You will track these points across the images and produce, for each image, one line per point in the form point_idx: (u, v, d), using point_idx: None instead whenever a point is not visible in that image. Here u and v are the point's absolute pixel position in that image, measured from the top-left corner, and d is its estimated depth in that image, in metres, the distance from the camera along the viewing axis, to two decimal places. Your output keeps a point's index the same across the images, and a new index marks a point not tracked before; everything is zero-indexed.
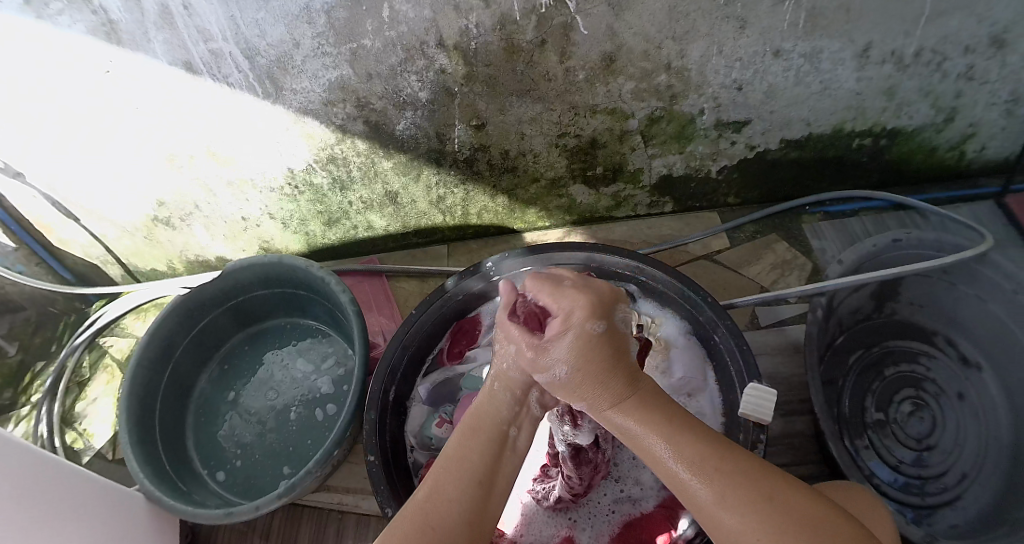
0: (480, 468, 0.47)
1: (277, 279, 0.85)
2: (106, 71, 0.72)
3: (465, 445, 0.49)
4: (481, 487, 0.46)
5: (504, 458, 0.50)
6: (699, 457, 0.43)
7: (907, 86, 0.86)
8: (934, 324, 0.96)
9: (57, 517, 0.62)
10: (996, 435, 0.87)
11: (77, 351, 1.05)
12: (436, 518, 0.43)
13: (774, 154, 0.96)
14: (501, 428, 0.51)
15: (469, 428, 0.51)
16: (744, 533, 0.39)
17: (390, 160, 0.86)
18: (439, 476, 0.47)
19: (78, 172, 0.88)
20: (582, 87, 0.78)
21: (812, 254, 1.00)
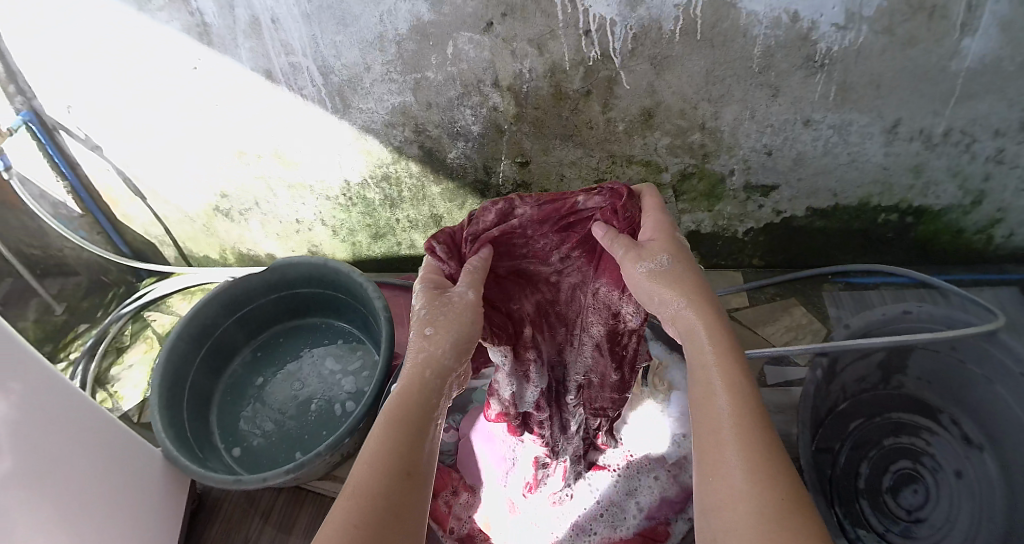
0: (406, 456, 0.43)
1: (318, 279, 0.91)
2: (195, 67, 0.81)
3: (387, 435, 0.44)
4: (406, 480, 0.42)
5: (427, 441, 0.46)
6: (749, 412, 0.42)
7: (935, 165, 0.90)
8: (942, 402, 0.96)
9: (82, 457, 0.68)
10: (991, 517, 0.86)
11: (121, 319, 1.13)
12: (360, 511, 0.38)
13: (800, 221, 1.00)
14: (426, 415, 0.48)
15: (399, 410, 0.47)
16: (756, 490, 0.37)
17: (439, 186, 0.92)
18: (365, 466, 0.42)
19: (151, 154, 0.96)
20: (620, 137, 0.84)
21: (827, 319, 1.03)
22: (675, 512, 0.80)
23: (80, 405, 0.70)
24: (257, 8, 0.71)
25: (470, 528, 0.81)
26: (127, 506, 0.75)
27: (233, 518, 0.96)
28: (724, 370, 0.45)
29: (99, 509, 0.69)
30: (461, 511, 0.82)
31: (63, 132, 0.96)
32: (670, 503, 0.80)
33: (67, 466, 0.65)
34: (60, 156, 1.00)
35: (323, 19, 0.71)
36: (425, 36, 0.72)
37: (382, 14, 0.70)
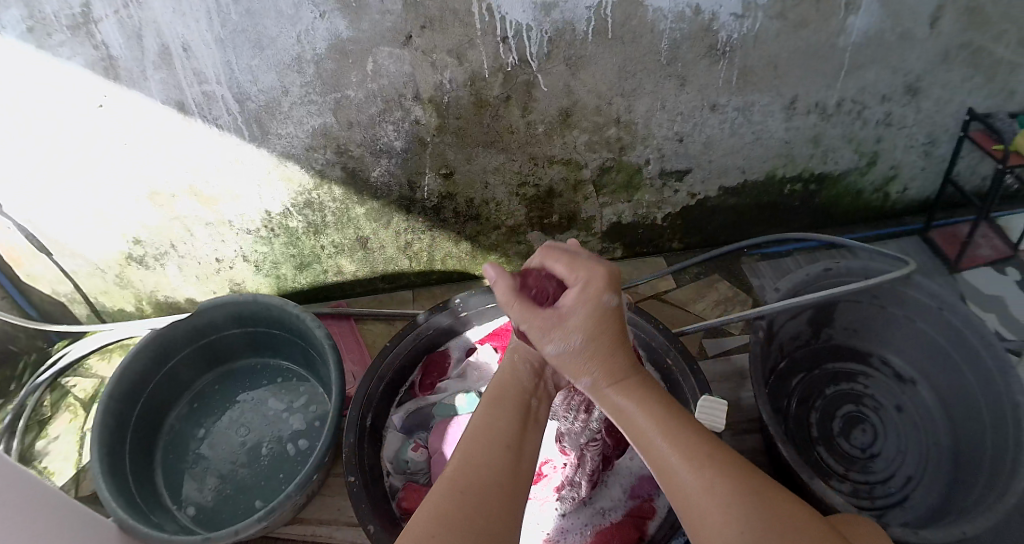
0: (505, 430, 0.49)
1: (253, 317, 0.88)
2: (99, 104, 0.75)
3: (491, 420, 0.50)
4: (510, 447, 0.47)
5: (529, 424, 0.52)
6: (670, 426, 0.45)
7: (831, 134, 0.97)
8: (868, 347, 1.08)
9: None
10: (934, 440, 0.98)
11: (38, 389, 1.05)
12: (474, 478, 0.42)
13: (714, 201, 1.05)
14: (524, 397, 0.55)
15: (504, 401, 0.53)
16: (698, 480, 0.39)
17: (364, 206, 0.91)
18: (468, 448, 0.46)
19: (55, 206, 0.89)
20: (540, 139, 0.86)
21: (752, 291, 1.09)
22: (656, 485, 0.82)
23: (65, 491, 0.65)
24: (165, 34, 0.67)
25: None
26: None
27: None
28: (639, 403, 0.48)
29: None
30: None
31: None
32: (649, 478, 0.83)
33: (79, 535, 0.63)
34: None
35: (238, 42, 0.69)
36: (344, 54, 0.71)
37: (300, 33, 0.68)
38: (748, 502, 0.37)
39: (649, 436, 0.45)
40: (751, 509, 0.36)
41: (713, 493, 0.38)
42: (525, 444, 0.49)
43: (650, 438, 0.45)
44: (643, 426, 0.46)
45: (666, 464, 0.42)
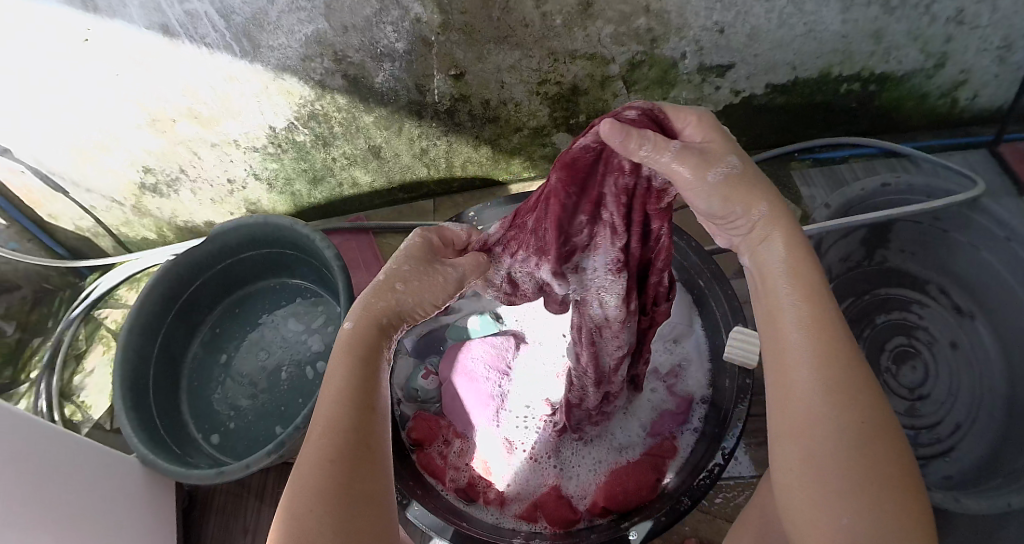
0: (366, 383, 0.42)
1: (264, 240, 0.85)
2: (85, 38, 0.71)
3: (343, 364, 0.43)
4: (368, 402, 0.41)
5: (381, 366, 0.45)
6: (829, 331, 0.40)
7: (895, 29, 0.84)
8: (927, 273, 0.95)
9: (49, 479, 0.66)
10: (990, 387, 0.87)
11: (74, 323, 1.05)
12: (334, 446, 0.37)
13: (760, 99, 0.94)
14: (381, 336, 0.47)
15: (351, 346, 0.44)
16: (821, 411, 0.38)
17: (371, 114, 0.85)
18: (326, 398, 0.40)
19: (61, 145, 0.88)
20: (560, 32, 0.75)
21: (800, 200, 0.98)
22: (680, 423, 0.74)
23: (37, 427, 0.68)
24: None
25: (470, 476, 0.74)
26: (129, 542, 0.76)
27: (226, 507, 0.91)
28: (805, 300, 0.42)
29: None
30: (455, 460, 0.75)
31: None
32: (672, 414, 0.75)
33: (69, 508, 0.67)
34: None
35: None
36: None
37: None
38: (867, 471, 0.35)
39: (784, 306, 0.42)
40: (855, 462, 0.36)
41: (836, 425, 0.37)
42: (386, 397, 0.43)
43: (783, 311, 0.42)
44: (788, 304, 0.42)
45: (793, 351, 0.40)
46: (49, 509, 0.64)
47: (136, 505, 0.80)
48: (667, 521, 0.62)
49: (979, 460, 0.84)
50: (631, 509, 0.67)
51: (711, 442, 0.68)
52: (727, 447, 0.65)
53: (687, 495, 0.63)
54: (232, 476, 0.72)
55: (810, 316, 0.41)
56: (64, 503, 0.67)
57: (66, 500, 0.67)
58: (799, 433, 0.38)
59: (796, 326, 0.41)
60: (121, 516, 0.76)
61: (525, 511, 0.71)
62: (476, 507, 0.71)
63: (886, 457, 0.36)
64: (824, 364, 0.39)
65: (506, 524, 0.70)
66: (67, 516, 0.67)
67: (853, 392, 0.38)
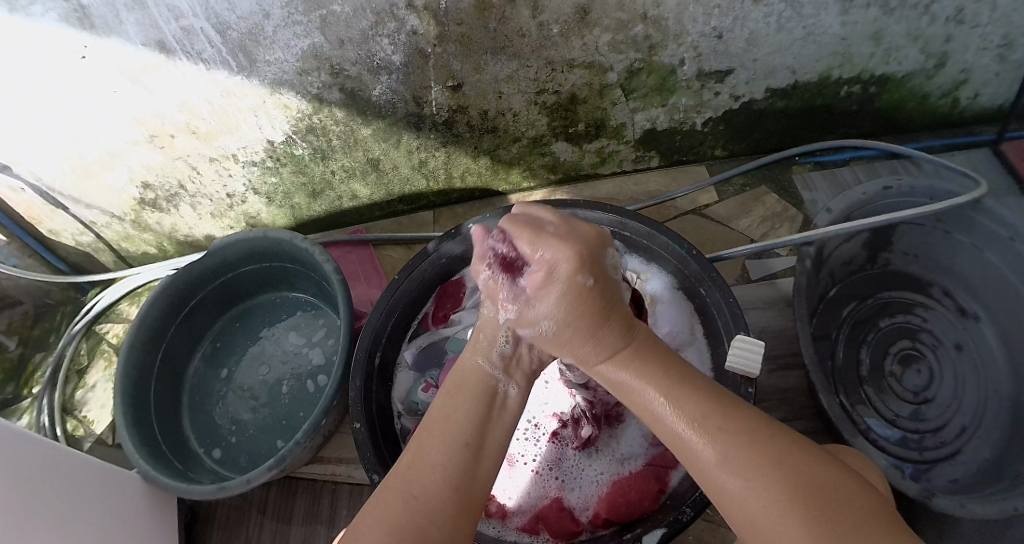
0: (464, 429, 0.46)
1: (264, 253, 0.84)
2: (82, 56, 0.71)
3: (450, 405, 0.48)
4: (470, 449, 0.45)
5: (493, 415, 0.49)
6: (692, 407, 0.43)
7: (895, 31, 0.83)
8: (927, 275, 0.95)
9: (43, 497, 0.65)
10: (997, 388, 0.86)
11: (75, 338, 1.05)
12: (420, 482, 0.42)
13: (760, 104, 0.93)
14: (489, 384, 0.51)
15: (475, 398, 0.49)
16: (733, 478, 0.39)
17: (369, 126, 0.84)
18: (425, 437, 0.45)
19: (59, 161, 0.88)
20: (557, 42, 0.74)
21: (803, 205, 0.97)
22: None
23: (28, 443, 0.66)
24: None
25: None
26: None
27: (228, 521, 0.91)
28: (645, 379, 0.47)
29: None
30: None
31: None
32: None
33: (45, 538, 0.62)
34: None
35: None
36: None
37: None
38: (791, 482, 0.37)
39: (646, 403, 0.46)
40: (784, 504, 0.36)
41: (753, 486, 0.38)
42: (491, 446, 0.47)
43: (650, 404, 0.45)
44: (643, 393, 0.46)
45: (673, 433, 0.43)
46: (35, 534, 0.61)
47: (133, 519, 0.79)
48: (671, 532, 0.60)
49: (983, 462, 0.82)
50: (633, 522, 0.65)
51: None
52: None
53: (690, 506, 0.61)
54: (234, 492, 0.71)
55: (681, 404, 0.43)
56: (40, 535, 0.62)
57: (47, 528, 0.63)
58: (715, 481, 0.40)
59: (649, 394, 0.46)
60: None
61: (527, 523, 0.70)
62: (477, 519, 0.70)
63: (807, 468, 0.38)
64: (704, 433, 0.41)
65: (508, 538, 0.69)
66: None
67: (743, 450, 0.39)
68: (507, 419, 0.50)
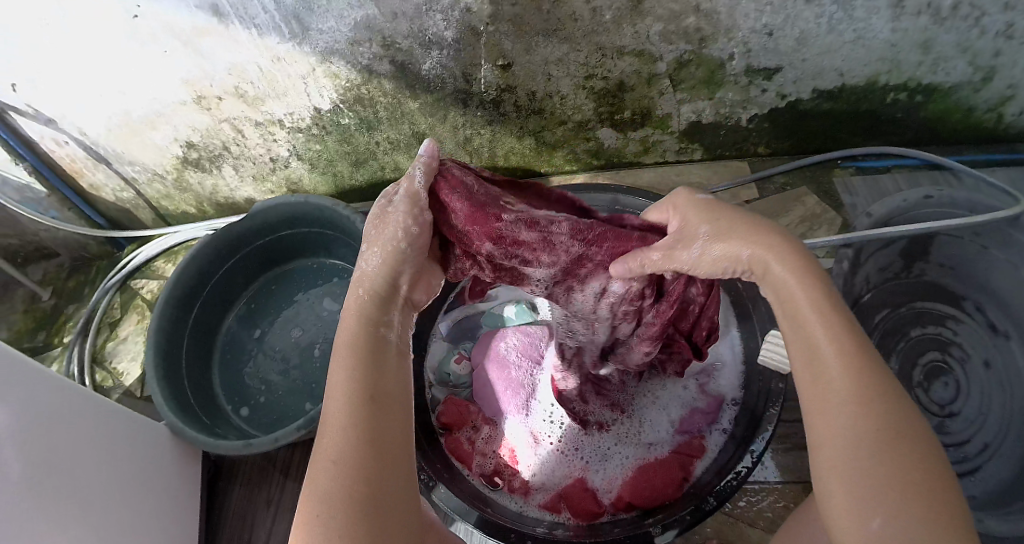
0: (364, 386, 0.45)
1: (303, 219, 0.86)
2: (134, 15, 0.73)
3: (339, 366, 0.46)
4: (368, 402, 0.44)
5: (380, 361, 0.48)
6: (850, 346, 0.44)
7: (944, 40, 0.81)
8: (963, 289, 0.93)
9: (63, 439, 0.65)
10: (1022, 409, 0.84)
11: (109, 291, 1.07)
12: (330, 462, 0.41)
13: (806, 104, 0.92)
14: (374, 329, 0.50)
15: (357, 350, 0.47)
16: (853, 417, 0.41)
17: (417, 100, 0.85)
18: (331, 410, 0.44)
19: (104, 116, 0.90)
20: (609, 28, 0.74)
21: (841, 208, 0.97)
22: (710, 423, 0.73)
23: (50, 385, 0.66)
24: None
25: (496, 464, 0.74)
26: (130, 529, 0.73)
27: (251, 478, 0.93)
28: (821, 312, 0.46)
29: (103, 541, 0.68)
30: (483, 447, 0.75)
31: (13, 113, 0.90)
32: (703, 413, 0.73)
33: (63, 490, 0.63)
34: (11, 136, 0.94)
35: None
36: None
37: None
38: (898, 456, 0.39)
39: (804, 313, 0.47)
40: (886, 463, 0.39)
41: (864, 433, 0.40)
42: (394, 390, 0.46)
43: (804, 314, 0.46)
44: (808, 313, 0.46)
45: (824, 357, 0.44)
46: (51, 475, 0.62)
47: (155, 467, 0.81)
48: (691, 521, 0.63)
49: (1004, 480, 0.81)
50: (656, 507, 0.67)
51: (739, 445, 0.69)
52: (756, 453, 0.67)
53: (712, 496, 0.65)
54: (260, 448, 0.73)
55: (842, 336, 0.44)
56: (59, 489, 0.63)
57: (64, 470, 0.64)
58: (829, 417, 0.42)
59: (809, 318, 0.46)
60: (119, 498, 0.72)
61: (549, 501, 0.71)
62: (501, 493, 0.72)
63: (923, 460, 0.39)
64: (852, 370, 0.42)
65: (531, 513, 0.70)
66: (61, 503, 0.62)
67: (878, 407, 0.41)
68: (400, 355, 0.50)
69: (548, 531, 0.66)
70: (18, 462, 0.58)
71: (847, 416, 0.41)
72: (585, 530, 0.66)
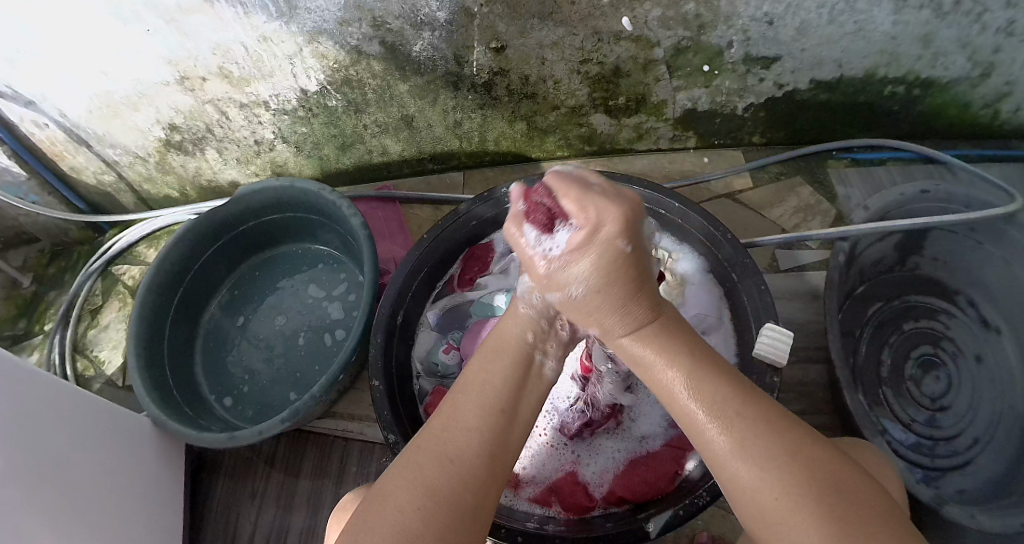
0: (501, 395, 0.46)
1: (289, 204, 0.83)
2: None
3: (489, 368, 0.48)
4: (504, 417, 0.45)
5: (528, 384, 0.48)
6: (720, 397, 0.41)
7: (946, 34, 0.79)
8: (956, 282, 0.92)
9: (39, 432, 0.63)
10: (1012, 403, 0.84)
11: (92, 277, 1.04)
12: (430, 464, 0.40)
13: (803, 94, 0.90)
14: (528, 350, 0.50)
15: (518, 371, 0.48)
16: (752, 474, 0.37)
17: (407, 82, 0.82)
18: (453, 406, 0.45)
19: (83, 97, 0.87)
20: (606, 13, 0.71)
21: (836, 200, 0.96)
22: None
23: (24, 374, 0.63)
24: None
25: None
26: (119, 520, 0.72)
27: (235, 470, 0.91)
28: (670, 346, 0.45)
29: (93, 531, 0.67)
30: None
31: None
32: None
33: (37, 486, 0.61)
34: None
35: None
36: None
37: None
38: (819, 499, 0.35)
39: (670, 384, 0.43)
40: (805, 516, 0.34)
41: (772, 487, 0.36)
42: (526, 418, 0.47)
43: (672, 384, 0.43)
44: (656, 362, 0.45)
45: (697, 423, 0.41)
46: (24, 470, 0.60)
47: (136, 459, 0.78)
48: (684, 515, 0.59)
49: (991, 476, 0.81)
50: (648, 502, 0.64)
51: None
52: None
53: (705, 490, 0.60)
54: (245, 441, 0.71)
55: (709, 389, 0.41)
56: (47, 479, 0.62)
57: (39, 464, 0.61)
58: (736, 484, 0.38)
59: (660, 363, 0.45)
60: (99, 491, 0.70)
61: (539, 495, 0.69)
62: None
63: (813, 465, 0.37)
64: (726, 425, 0.39)
65: (519, 506, 0.68)
66: (49, 494, 0.62)
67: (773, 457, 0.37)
68: (541, 386, 0.50)
69: (537, 526, 0.63)
70: (6, 453, 0.57)
71: (726, 449, 0.39)
72: (575, 525, 0.64)
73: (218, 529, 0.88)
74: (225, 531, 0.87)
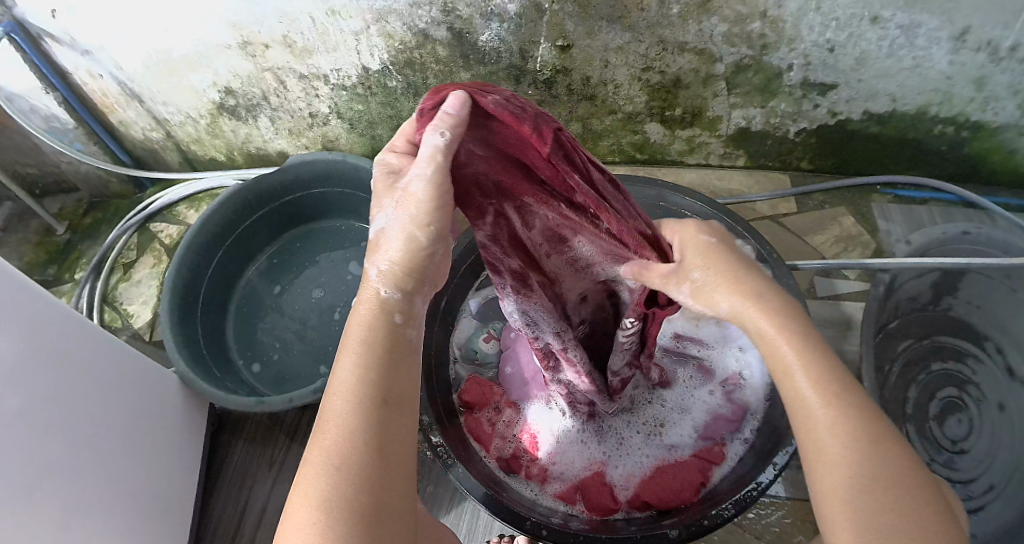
0: (366, 376, 0.37)
1: (338, 178, 0.84)
2: None
3: (352, 350, 0.39)
4: (379, 396, 0.37)
5: (399, 344, 0.40)
6: (831, 381, 0.39)
7: (1000, 79, 0.76)
8: (985, 328, 0.91)
9: (69, 375, 0.63)
10: None
11: (128, 231, 1.06)
12: (306, 493, 0.33)
13: (854, 125, 0.90)
14: (394, 310, 0.41)
15: (381, 317, 0.40)
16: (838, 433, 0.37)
17: (469, 71, 0.83)
18: (326, 404, 0.37)
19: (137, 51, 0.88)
20: (673, 22, 0.72)
21: (876, 234, 0.96)
22: (733, 431, 0.71)
23: (60, 316, 0.63)
24: None
25: (515, 448, 0.73)
26: (136, 475, 0.73)
27: (256, 437, 0.92)
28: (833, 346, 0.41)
29: (104, 485, 0.67)
30: (503, 430, 0.75)
31: (51, 40, 0.89)
32: (726, 420, 0.72)
33: (58, 431, 0.61)
34: (47, 65, 0.93)
35: None
36: None
37: None
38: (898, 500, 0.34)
39: (764, 330, 0.42)
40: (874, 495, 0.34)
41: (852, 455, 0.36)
42: (405, 384, 0.39)
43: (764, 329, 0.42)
44: (779, 340, 0.41)
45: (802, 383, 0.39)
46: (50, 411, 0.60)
47: (161, 415, 0.79)
48: (711, 525, 0.59)
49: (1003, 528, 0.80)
50: (672, 509, 0.64)
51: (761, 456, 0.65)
52: (779, 463, 0.61)
53: (731, 503, 0.61)
54: (272, 408, 0.71)
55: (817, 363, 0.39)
56: (64, 426, 0.62)
57: (63, 410, 0.62)
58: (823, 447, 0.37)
59: (779, 342, 0.41)
60: (121, 443, 0.70)
61: (564, 492, 0.70)
62: (517, 479, 0.70)
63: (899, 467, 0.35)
64: (833, 395, 0.38)
65: (544, 502, 0.68)
66: (68, 440, 0.62)
67: (880, 439, 0.36)
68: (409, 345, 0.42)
69: (561, 522, 0.63)
70: (28, 394, 0.58)
71: (819, 402, 0.38)
72: (598, 525, 0.64)
73: (232, 493, 0.88)
74: (237, 498, 0.88)
